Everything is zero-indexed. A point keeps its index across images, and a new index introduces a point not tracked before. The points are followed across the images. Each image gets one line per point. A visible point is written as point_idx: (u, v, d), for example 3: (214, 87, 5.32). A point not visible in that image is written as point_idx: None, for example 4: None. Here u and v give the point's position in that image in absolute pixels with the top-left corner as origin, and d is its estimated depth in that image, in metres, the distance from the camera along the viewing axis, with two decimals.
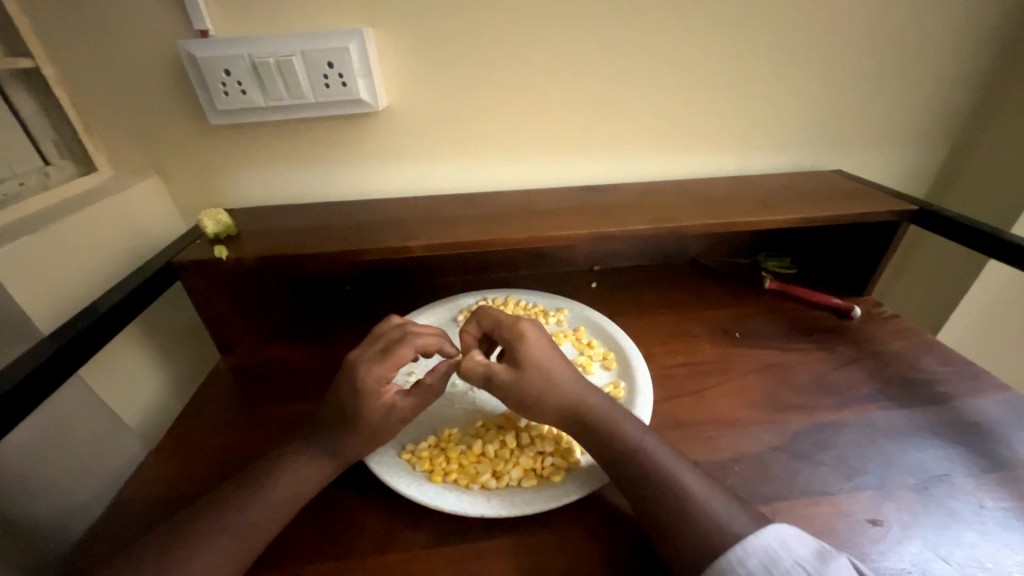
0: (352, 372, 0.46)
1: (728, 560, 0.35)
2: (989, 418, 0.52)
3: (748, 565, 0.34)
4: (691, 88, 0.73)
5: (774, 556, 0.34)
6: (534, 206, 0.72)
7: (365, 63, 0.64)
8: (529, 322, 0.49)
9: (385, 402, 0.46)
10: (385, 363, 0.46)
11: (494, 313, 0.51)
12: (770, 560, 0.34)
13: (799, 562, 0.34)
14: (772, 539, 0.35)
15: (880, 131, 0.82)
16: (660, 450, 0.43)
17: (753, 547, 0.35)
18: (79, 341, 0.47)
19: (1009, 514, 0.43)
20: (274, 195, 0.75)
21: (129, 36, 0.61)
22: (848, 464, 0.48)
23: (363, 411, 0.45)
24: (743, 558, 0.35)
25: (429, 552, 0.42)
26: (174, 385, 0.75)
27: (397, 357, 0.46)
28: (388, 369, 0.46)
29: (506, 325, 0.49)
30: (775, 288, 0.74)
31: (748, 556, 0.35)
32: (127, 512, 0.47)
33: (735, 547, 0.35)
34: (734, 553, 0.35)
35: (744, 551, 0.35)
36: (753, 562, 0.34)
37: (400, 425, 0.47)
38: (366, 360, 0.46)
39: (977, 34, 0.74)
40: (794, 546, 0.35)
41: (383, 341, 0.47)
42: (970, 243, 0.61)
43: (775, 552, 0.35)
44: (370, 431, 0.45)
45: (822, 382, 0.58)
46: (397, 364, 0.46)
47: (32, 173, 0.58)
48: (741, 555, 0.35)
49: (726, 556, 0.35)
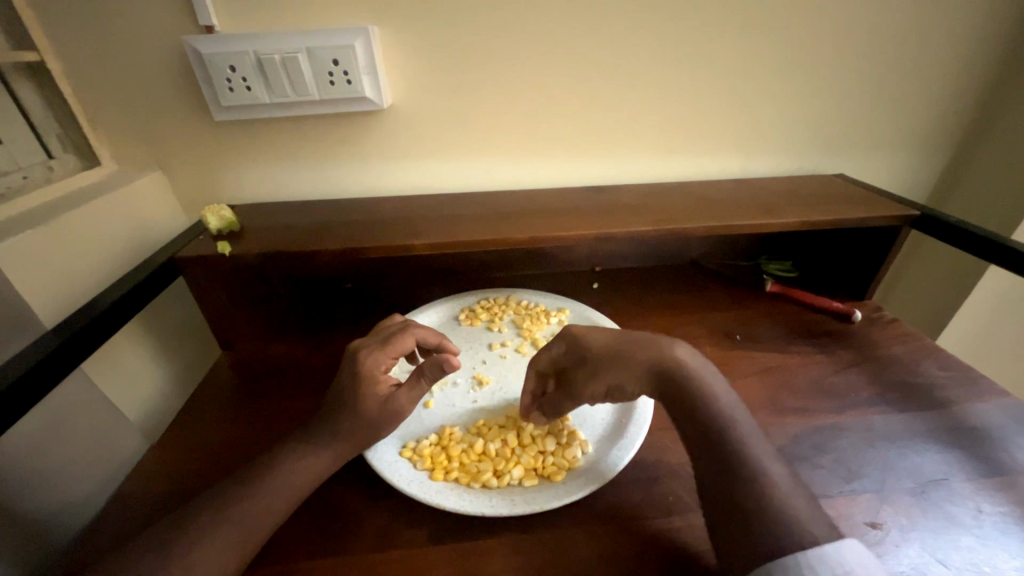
0: (353, 355, 0.47)
1: (801, 566, 0.33)
2: (988, 422, 0.53)
3: (820, 574, 0.33)
4: (695, 90, 0.73)
5: (852, 573, 0.33)
6: (537, 206, 0.72)
7: (371, 60, 0.64)
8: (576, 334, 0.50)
9: (383, 391, 0.46)
10: (385, 350, 0.47)
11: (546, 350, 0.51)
12: (846, 575, 0.33)
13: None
14: (852, 555, 0.34)
15: (882, 136, 0.82)
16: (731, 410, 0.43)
17: (830, 558, 0.33)
18: (82, 335, 0.47)
19: (1007, 519, 0.43)
20: (277, 191, 0.75)
21: (135, 30, 0.61)
22: (847, 467, 0.48)
23: (359, 392, 0.46)
24: (816, 567, 0.33)
25: (429, 549, 0.42)
26: (175, 381, 0.76)
27: (399, 344, 0.48)
28: (386, 357, 0.47)
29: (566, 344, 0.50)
30: (775, 290, 0.75)
31: (822, 566, 0.33)
32: (126, 506, 0.47)
33: (810, 552, 0.34)
34: (809, 560, 0.33)
35: (820, 560, 0.33)
36: (828, 574, 0.33)
37: (396, 414, 0.46)
38: (368, 344, 0.48)
39: (981, 40, 0.74)
40: (871, 567, 0.33)
41: (385, 332, 0.50)
42: (972, 249, 0.61)
43: (852, 568, 0.33)
44: (364, 417, 0.45)
45: (820, 386, 0.58)
46: (398, 352, 0.48)
47: (36, 166, 0.59)
48: (815, 563, 0.33)
49: (798, 560, 0.33)
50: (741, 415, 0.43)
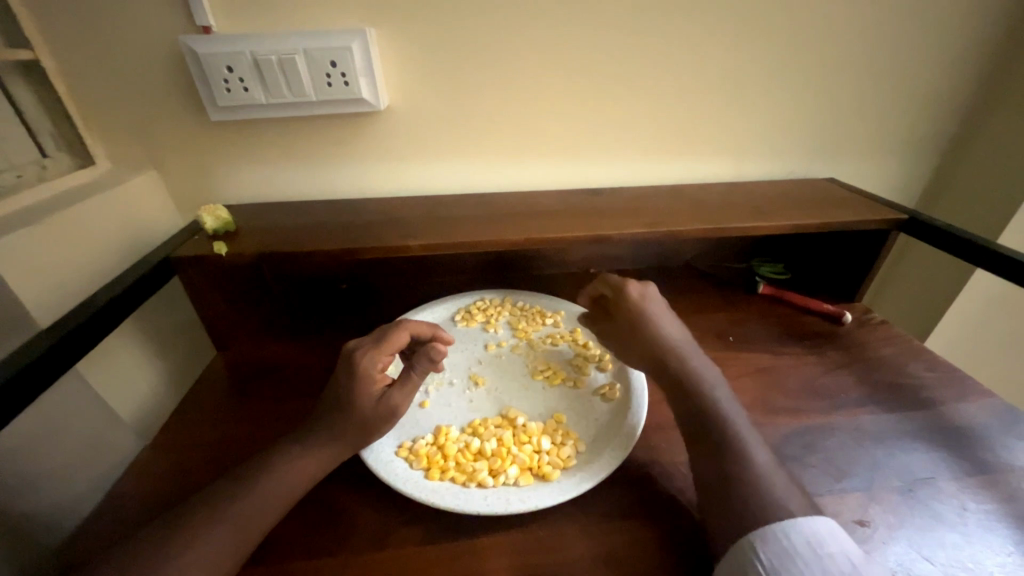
0: (348, 355, 0.47)
1: (774, 531, 0.36)
2: (974, 423, 0.54)
3: (793, 540, 0.36)
4: (689, 94, 0.74)
5: (821, 540, 0.36)
6: (533, 208, 0.73)
7: (368, 62, 0.64)
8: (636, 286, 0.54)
9: (378, 391, 0.47)
10: (380, 349, 0.47)
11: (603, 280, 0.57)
12: (816, 541, 0.36)
13: (845, 553, 0.35)
14: (822, 525, 0.36)
15: (872, 141, 0.83)
16: (731, 408, 0.45)
17: (803, 526, 0.36)
18: (77, 335, 0.47)
19: (991, 516, 0.44)
20: (272, 191, 0.75)
21: (131, 30, 0.61)
22: (836, 466, 0.49)
23: (355, 393, 0.46)
24: (790, 534, 0.36)
25: (424, 549, 0.43)
26: (169, 382, 0.75)
27: (394, 342, 0.48)
28: (381, 357, 0.47)
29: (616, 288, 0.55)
30: (767, 293, 0.76)
31: (796, 533, 0.36)
32: (121, 507, 0.47)
33: (784, 521, 0.37)
34: (783, 526, 0.36)
35: (793, 527, 0.36)
36: (799, 539, 0.36)
37: (390, 413, 0.46)
38: (363, 344, 0.48)
39: (967, 48, 0.76)
40: (841, 539, 0.36)
41: (380, 331, 0.50)
42: (959, 253, 0.62)
43: (821, 536, 0.36)
44: (360, 417, 0.46)
45: (811, 386, 0.59)
46: (393, 349, 0.48)
47: (29, 165, 0.58)
48: (788, 530, 0.36)
49: (771, 526, 0.36)
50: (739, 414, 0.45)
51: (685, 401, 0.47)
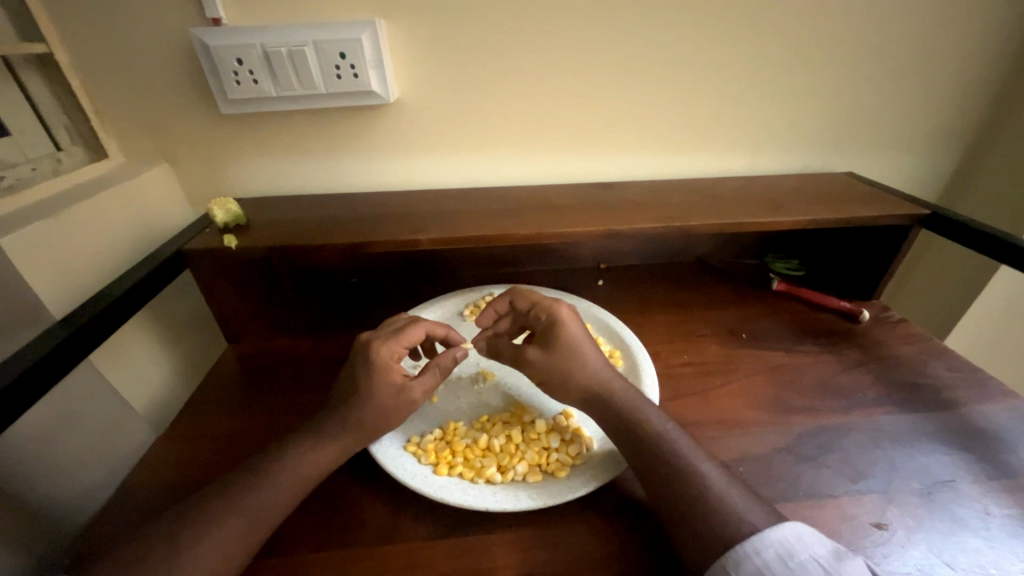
0: (365, 345, 0.48)
1: (744, 550, 0.35)
2: (997, 425, 0.52)
3: (764, 556, 0.34)
4: (703, 86, 0.73)
5: (791, 550, 0.34)
6: (542, 202, 0.72)
7: (377, 54, 0.64)
8: (564, 307, 0.51)
9: (397, 381, 0.47)
10: (398, 340, 0.48)
11: (528, 298, 0.53)
12: (787, 553, 0.34)
13: (815, 558, 0.34)
14: (789, 533, 0.35)
15: (893, 133, 0.81)
16: (690, 450, 0.43)
17: (769, 539, 0.35)
18: (90, 327, 0.48)
19: (1015, 521, 0.43)
20: (281, 185, 0.75)
21: (143, 22, 0.60)
22: (853, 467, 0.48)
23: (373, 382, 0.46)
24: (759, 550, 0.35)
25: (434, 543, 0.43)
26: (181, 373, 0.76)
27: (410, 336, 0.49)
28: (400, 345, 0.48)
29: (541, 308, 0.52)
30: (782, 289, 0.74)
31: (765, 548, 0.35)
32: (133, 498, 0.47)
33: (751, 538, 0.35)
34: (751, 544, 0.35)
35: (761, 542, 0.35)
36: (769, 553, 0.34)
37: (409, 404, 0.47)
38: (380, 335, 0.48)
39: (995, 37, 0.73)
40: (810, 542, 0.35)
41: (398, 324, 0.50)
42: (983, 249, 0.60)
43: (791, 545, 0.35)
44: (378, 407, 0.46)
45: (827, 385, 0.58)
46: (409, 342, 0.48)
47: (44, 158, 0.59)
48: (757, 546, 0.35)
49: (741, 545, 0.35)
50: (699, 455, 0.43)
51: (626, 434, 0.45)
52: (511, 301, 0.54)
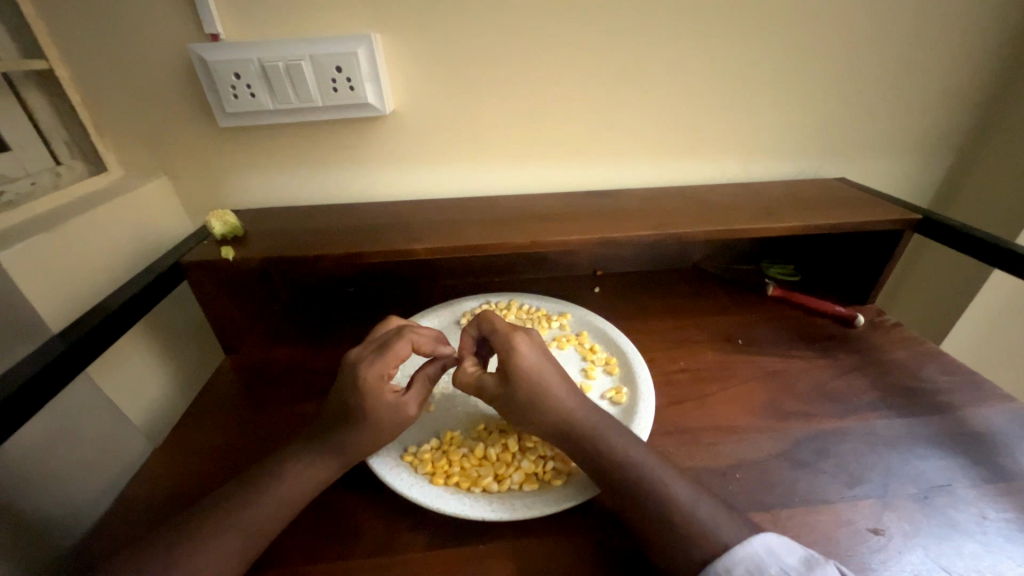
0: (352, 366, 0.46)
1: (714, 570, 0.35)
2: (993, 428, 0.52)
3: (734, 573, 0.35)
4: (696, 95, 0.74)
5: (759, 564, 0.35)
6: (538, 210, 0.72)
7: (373, 67, 0.64)
8: (522, 338, 0.48)
9: (390, 399, 0.46)
10: (384, 357, 0.46)
11: (493, 322, 0.50)
12: (755, 567, 0.35)
13: (784, 570, 0.35)
14: (758, 547, 0.36)
15: (884, 140, 0.82)
16: (663, 471, 0.42)
17: (738, 555, 0.36)
18: (84, 342, 0.47)
19: (1010, 525, 0.43)
20: (279, 197, 0.76)
21: (142, 38, 0.61)
22: (848, 472, 0.48)
23: (368, 404, 0.45)
24: (729, 567, 0.35)
25: (429, 554, 0.42)
26: (177, 384, 0.76)
27: (397, 351, 0.47)
28: (390, 362, 0.46)
29: (503, 335, 0.49)
30: (778, 295, 0.74)
31: (734, 564, 0.35)
32: (130, 510, 0.47)
33: (721, 555, 0.36)
34: (721, 562, 0.36)
35: (730, 559, 0.36)
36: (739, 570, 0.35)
37: (407, 418, 0.47)
38: (366, 355, 0.47)
39: (981, 45, 0.74)
40: (780, 554, 0.36)
41: (382, 338, 0.49)
42: (973, 253, 0.61)
43: (761, 560, 0.35)
44: (375, 427, 0.45)
45: (823, 390, 0.58)
46: (397, 359, 0.47)
47: (44, 172, 0.59)
48: (727, 564, 0.35)
49: (713, 565, 0.36)
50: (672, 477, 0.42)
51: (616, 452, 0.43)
52: (482, 319, 0.51)
